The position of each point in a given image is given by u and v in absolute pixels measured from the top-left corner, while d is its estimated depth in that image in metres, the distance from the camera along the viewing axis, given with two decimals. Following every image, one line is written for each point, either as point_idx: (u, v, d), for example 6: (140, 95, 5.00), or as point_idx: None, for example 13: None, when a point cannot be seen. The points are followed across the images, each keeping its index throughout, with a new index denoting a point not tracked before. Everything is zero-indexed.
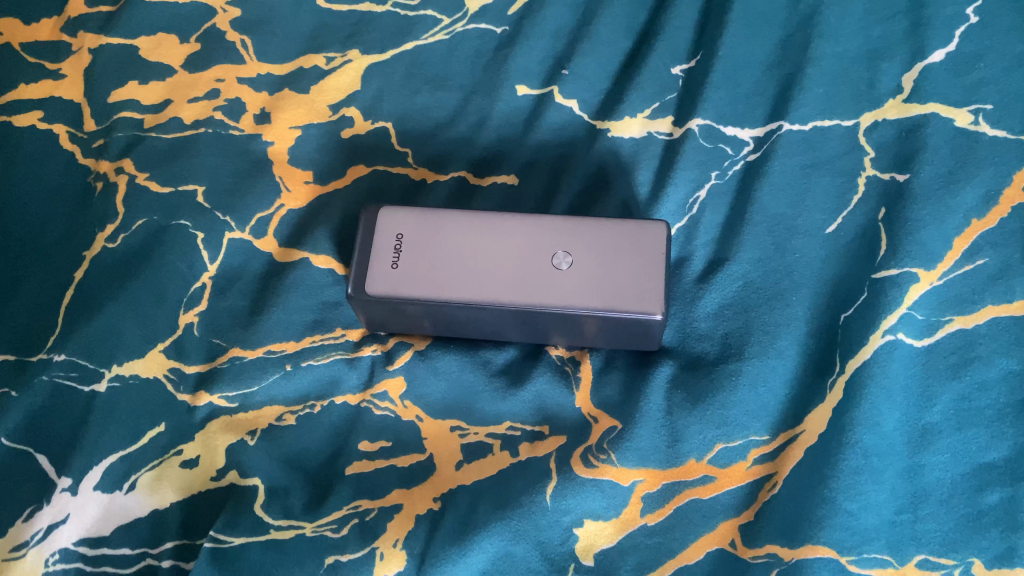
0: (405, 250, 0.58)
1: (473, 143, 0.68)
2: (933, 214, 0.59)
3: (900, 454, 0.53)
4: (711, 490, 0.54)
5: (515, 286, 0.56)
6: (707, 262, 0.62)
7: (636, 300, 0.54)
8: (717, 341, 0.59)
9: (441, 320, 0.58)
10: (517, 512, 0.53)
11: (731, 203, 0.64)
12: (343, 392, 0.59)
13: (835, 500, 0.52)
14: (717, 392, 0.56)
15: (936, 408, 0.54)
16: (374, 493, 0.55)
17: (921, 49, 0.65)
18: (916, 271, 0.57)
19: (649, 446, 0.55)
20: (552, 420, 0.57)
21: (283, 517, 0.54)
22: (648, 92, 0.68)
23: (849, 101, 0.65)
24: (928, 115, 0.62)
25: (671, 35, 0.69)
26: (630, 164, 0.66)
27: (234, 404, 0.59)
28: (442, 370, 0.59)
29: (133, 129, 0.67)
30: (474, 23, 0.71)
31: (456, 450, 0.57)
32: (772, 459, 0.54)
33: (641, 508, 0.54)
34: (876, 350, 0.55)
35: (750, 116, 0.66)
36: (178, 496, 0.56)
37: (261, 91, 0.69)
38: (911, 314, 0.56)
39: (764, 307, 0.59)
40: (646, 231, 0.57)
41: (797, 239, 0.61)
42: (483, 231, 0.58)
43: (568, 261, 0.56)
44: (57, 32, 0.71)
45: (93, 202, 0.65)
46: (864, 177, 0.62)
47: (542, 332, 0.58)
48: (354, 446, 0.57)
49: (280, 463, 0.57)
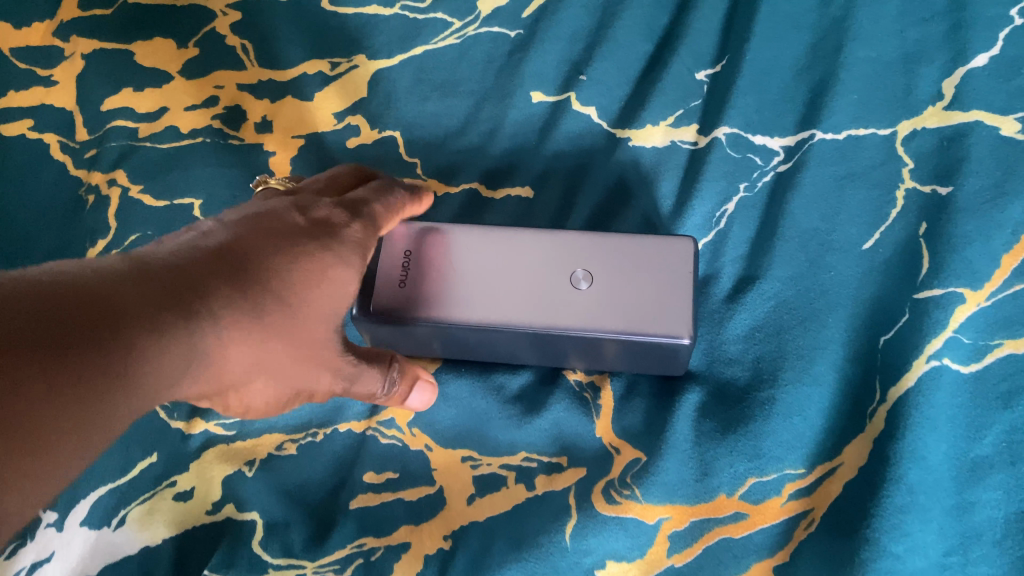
0: (413, 268, 0.54)
1: (485, 152, 0.64)
2: (979, 229, 0.55)
3: (947, 490, 0.49)
4: (743, 529, 0.50)
5: (529, 306, 0.52)
6: (736, 281, 0.59)
7: (660, 322, 0.50)
8: (748, 366, 0.55)
9: (450, 342, 0.55)
10: (533, 553, 0.49)
11: (761, 217, 0.60)
12: (347, 419, 0.56)
13: (879, 542, 0.47)
14: (749, 422, 0.52)
15: (986, 440, 0.49)
16: (380, 530, 0.51)
17: (962, 53, 0.60)
18: (961, 291, 0.53)
19: (676, 480, 0.52)
20: (570, 451, 0.54)
21: (282, 556, 0.51)
22: (670, 99, 0.64)
23: (885, 108, 0.61)
24: (970, 124, 0.58)
25: (695, 38, 0.65)
26: (651, 175, 0.62)
27: (230, 432, 0.55)
28: (452, 396, 0.56)
29: (126, 138, 0.64)
30: (486, 26, 0.67)
31: (467, 483, 0.53)
32: (808, 494, 0.51)
33: (667, 548, 0.50)
34: (920, 377, 0.51)
35: (780, 123, 0.62)
36: (171, 532, 0.52)
37: (261, 98, 0.66)
38: (957, 337, 0.52)
39: (798, 329, 0.55)
40: (670, 247, 0.53)
41: (831, 255, 0.57)
42: (497, 248, 0.55)
43: (587, 279, 0.53)
44: (48, 37, 0.68)
45: (82, 217, 0.61)
46: (902, 190, 0.58)
47: (559, 355, 0.55)
48: (359, 478, 0.53)
49: (278, 496, 0.53)
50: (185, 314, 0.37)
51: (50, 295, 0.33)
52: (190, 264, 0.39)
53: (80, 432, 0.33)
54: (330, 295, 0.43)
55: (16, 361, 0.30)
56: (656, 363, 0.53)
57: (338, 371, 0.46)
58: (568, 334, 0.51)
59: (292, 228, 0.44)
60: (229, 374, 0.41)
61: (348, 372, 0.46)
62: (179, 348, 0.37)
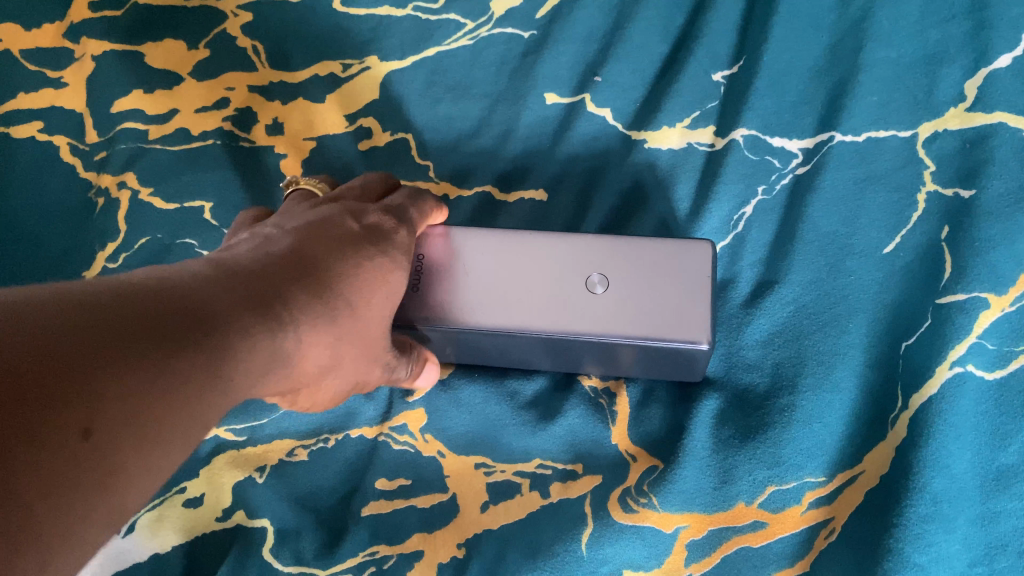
0: (426, 272, 0.54)
1: (499, 155, 0.63)
2: (1004, 232, 0.53)
3: (972, 499, 0.47)
4: (763, 538, 0.49)
5: (544, 312, 0.51)
6: (754, 285, 0.58)
7: (679, 327, 0.49)
8: (767, 373, 0.54)
9: (464, 347, 0.54)
10: (550, 562, 0.48)
11: (779, 221, 0.59)
12: (359, 425, 0.55)
13: (902, 552, 0.46)
14: (768, 429, 0.52)
15: (1011, 448, 0.48)
16: (393, 537, 0.51)
17: (985, 53, 0.59)
18: (985, 296, 0.52)
19: (693, 488, 0.50)
20: (585, 459, 0.53)
21: (293, 563, 0.50)
22: (687, 101, 0.63)
23: (905, 110, 0.60)
24: (993, 126, 0.57)
25: (712, 39, 0.64)
26: (667, 179, 0.61)
27: (241, 438, 0.55)
28: (465, 402, 0.55)
29: (136, 140, 0.63)
30: (500, 27, 0.66)
31: (480, 490, 0.52)
32: (829, 503, 0.50)
33: (685, 558, 0.49)
34: (944, 384, 0.50)
35: (798, 125, 0.61)
36: (181, 540, 0.52)
37: (273, 101, 0.65)
38: (981, 344, 0.51)
39: (818, 335, 0.54)
40: (691, 250, 0.52)
41: (851, 259, 0.56)
42: (511, 252, 0.54)
43: (604, 284, 0.52)
44: (59, 38, 0.67)
45: (92, 220, 0.61)
46: (924, 193, 0.57)
47: (575, 361, 0.54)
48: (371, 484, 0.53)
49: (289, 503, 0.52)
50: (267, 314, 0.37)
51: (148, 301, 0.32)
52: (265, 271, 0.39)
53: (180, 428, 0.31)
54: (387, 299, 0.44)
55: (135, 368, 0.29)
56: (675, 369, 0.53)
57: (386, 366, 0.46)
58: (584, 340, 0.50)
59: (349, 234, 0.44)
60: (304, 377, 0.40)
61: (389, 365, 0.46)
62: (265, 349, 0.36)
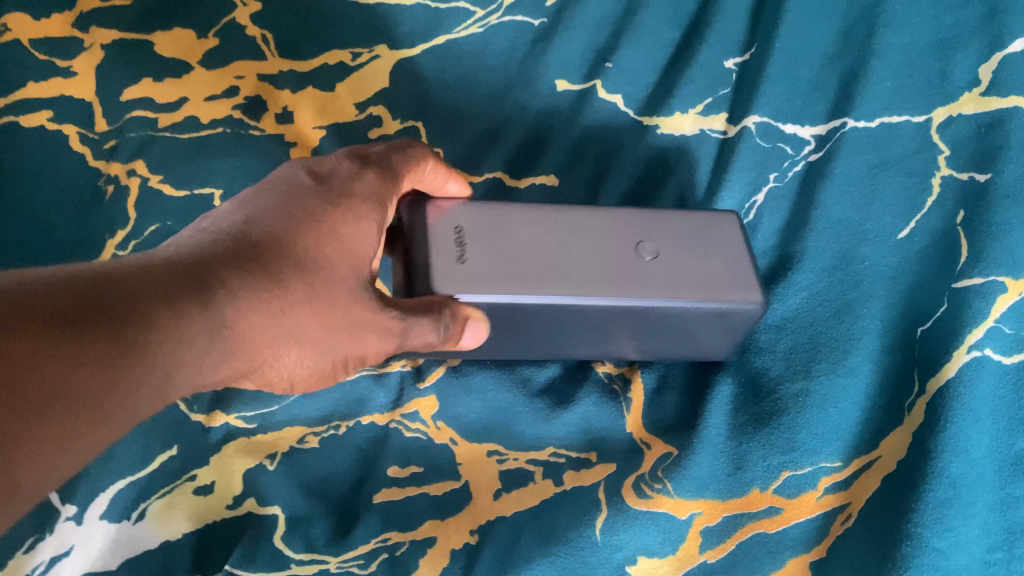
0: (467, 243, 0.50)
1: (510, 139, 0.63)
2: (1021, 218, 0.53)
3: (990, 484, 0.47)
4: (779, 524, 0.49)
5: (607, 279, 0.49)
6: (767, 272, 0.58)
7: (735, 288, 0.50)
8: (781, 357, 0.54)
9: (513, 326, 0.50)
10: (564, 548, 0.48)
11: (791, 207, 0.60)
12: (370, 412, 0.55)
13: (921, 537, 0.46)
14: (782, 414, 0.51)
15: None
16: (404, 524, 0.50)
17: (1000, 38, 0.58)
18: (1002, 280, 0.51)
19: (707, 474, 0.50)
20: (599, 446, 0.53)
21: (305, 551, 0.49)
22: (699, 86, 0.63)
23: (918, 95, 0.59)
24: (1010, 110, 0.56)
25: (723, 26, 0.64)
26: (682, 159, 0.61)
27: (252, 425, 0.54)
28: (477, 389, 0.54)
29: (145, 129, 0.63)
30: (510, 15, 0.66)
31: (492, 477, 0.52)
32: (845, 489, 0.49)
33: (699, 544, 0.49)
34: (961, 368, 0.49)
35: (809, 112, 0.61)
36: (191, 526, 0.51)
37: (282, 88, 0.65)
38: (999, 328, 0.50)
39: (832, 321, 0.54)
40: (719, 223, 0.54)
41: (865, 246, 0.56)
42: (549, 224, 0.52)
43: (651, 251, 0.51)
44: (69, 27, 0.66)
45: (102, 206, 0.60)
46: (939, 177, 0.56)
47: (626, 335, 0.52)
48: (382, 471, 0.52)
49: (299, 489, 0.52)
50: (209, 295, 0.37)
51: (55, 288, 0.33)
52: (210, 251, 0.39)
53: (93, 410, 0.32)
54: (343, 256, 0.44)
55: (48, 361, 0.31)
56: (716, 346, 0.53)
57: (381, 331, 0.44)
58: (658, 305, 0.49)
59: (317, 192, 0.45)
60: (260, 347, 0.40)
61: (394, 330, 0.44)
62: (201, 323, 0.36)
